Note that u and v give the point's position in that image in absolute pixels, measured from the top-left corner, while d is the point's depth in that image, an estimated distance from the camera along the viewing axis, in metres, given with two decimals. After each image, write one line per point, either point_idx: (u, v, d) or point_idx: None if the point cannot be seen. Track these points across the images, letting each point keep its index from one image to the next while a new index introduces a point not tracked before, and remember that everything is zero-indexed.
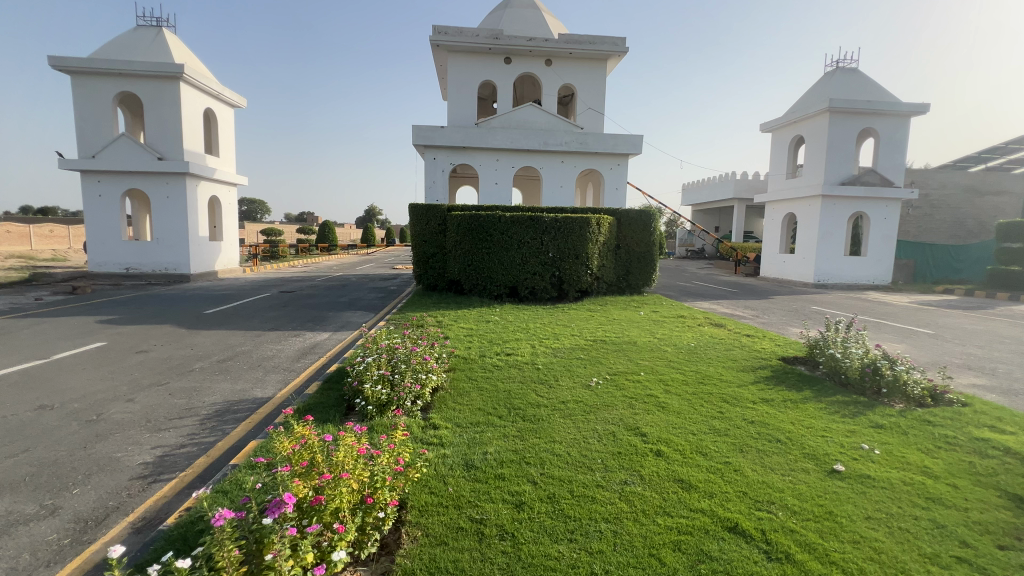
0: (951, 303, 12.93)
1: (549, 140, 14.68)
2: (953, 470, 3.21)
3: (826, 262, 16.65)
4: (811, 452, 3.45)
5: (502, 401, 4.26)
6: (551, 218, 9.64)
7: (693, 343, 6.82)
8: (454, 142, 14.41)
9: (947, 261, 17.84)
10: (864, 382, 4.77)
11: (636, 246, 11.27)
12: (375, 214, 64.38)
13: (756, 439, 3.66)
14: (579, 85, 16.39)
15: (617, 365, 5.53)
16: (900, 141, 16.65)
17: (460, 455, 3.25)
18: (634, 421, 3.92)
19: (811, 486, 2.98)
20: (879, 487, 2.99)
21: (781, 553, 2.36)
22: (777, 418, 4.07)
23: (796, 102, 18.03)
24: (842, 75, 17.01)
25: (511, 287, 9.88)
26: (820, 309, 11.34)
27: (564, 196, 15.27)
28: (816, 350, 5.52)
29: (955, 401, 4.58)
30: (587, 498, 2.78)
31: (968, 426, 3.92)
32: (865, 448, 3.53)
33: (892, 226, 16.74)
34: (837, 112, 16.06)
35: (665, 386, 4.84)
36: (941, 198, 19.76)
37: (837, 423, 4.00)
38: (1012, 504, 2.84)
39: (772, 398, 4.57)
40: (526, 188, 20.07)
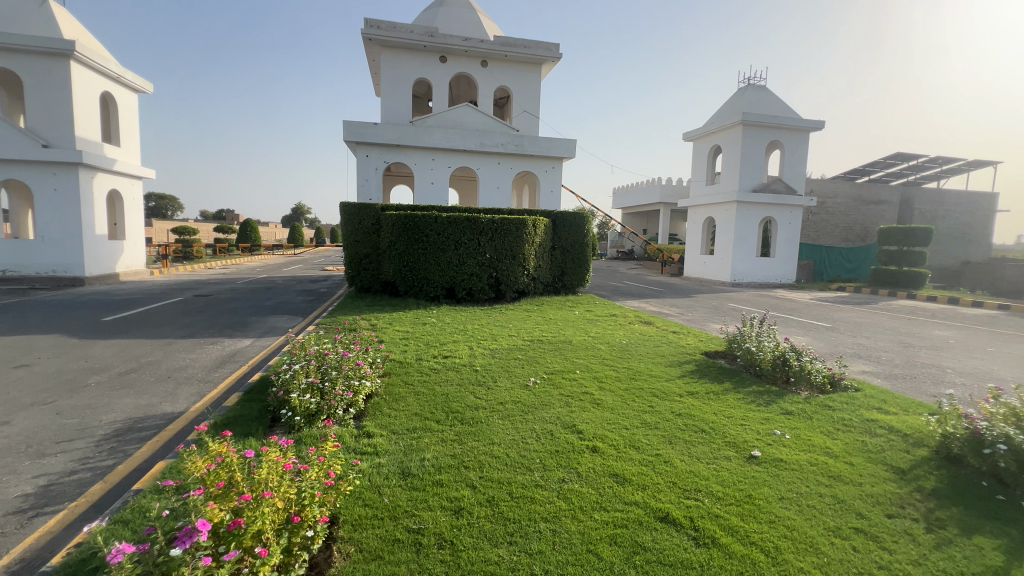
0: (844, 300, 14.50)
1: (485, 141, 14.69)
2: (850, 449, 3.58)
3: (741, 262, 18.06)
4: (732, 440, 3.71)
5: (440, 405, 4.17)
6: (488, 219, 9.63)
7: (625, 341, 7.08)
8: (388, 139, 14.00)
9: (840, 262, 20.01)
10: (775, 371, 5.22)
11: (570, 247, 11.56)
12: (303, 212, 61.16)
13: (684, 430, 3.87)
14: (514, 88, 16.55)
15: (553, 364, 5.63)
16: (802, 154, 18.45)
17: (395, 463, 3.13)
18: (571, 419, 4.00)
19: (733, 472, 3.20)
20: (790, 469, 3.26)
21: (708, 538, 2.50)
22: (700, 409, 4.34)
23: (714, 114, 19.40)
24: (753, 91, 18.54)
25: (448, 288, 9.75)
26: (737, 306, 12.29)
27: (501, 197, 15.35)
28: (734, 344, 5.95)
29: (850, 386, 5.11)
30: (527, 498, 2.79)
31: (860, 409, 4.41)
32: (777, 434, 3.84)
33: (796, 230, 18.50)
34: (750, 125, 17.49)
35: (600, 384, 4.99)
36: (834, 206, 22.16)
37: (753, 411, 4.34)
38: (896, 476, 3.21)
39: (696, 391, 4.86)
40: (462, 188, 19.95)
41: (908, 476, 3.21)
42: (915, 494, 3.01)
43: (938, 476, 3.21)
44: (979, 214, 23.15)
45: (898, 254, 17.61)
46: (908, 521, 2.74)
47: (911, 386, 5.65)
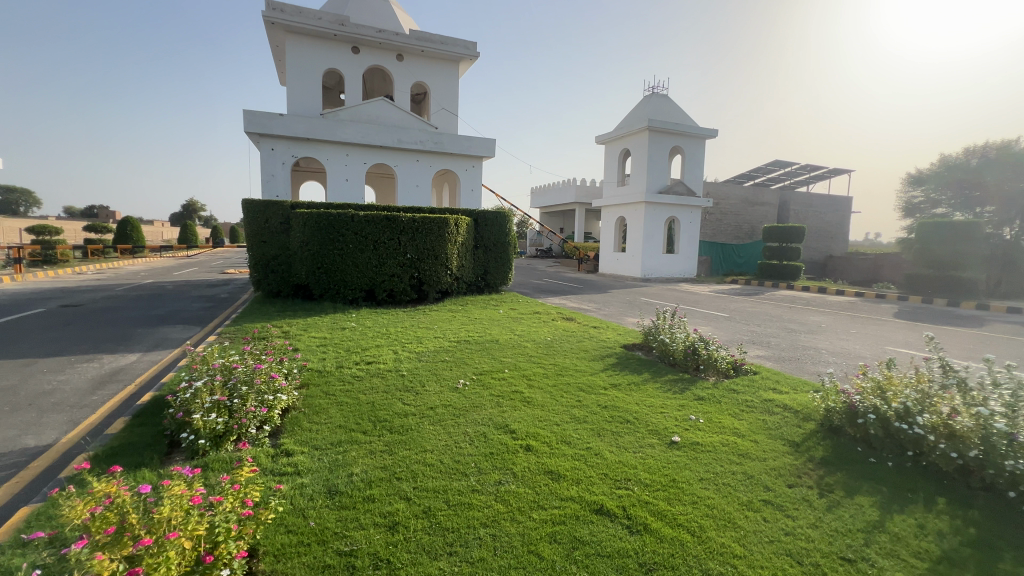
0: (738, 292, 16.09)
1: (403, 137, 14.24)
2: (754, 428, 3.94)
3: (650, 259, 19.33)
4: (654, 428, 3.92)
5: (366, 415, 3.96)
6: (409, 217, 9.36)
7: (550, 338, 7.24)
8: (296, 132, 13.06)
9: (733, 258, 22.17)
10: (686, 360, 5.63)
11: (493, 246, 11.60)
12: (196, 209, 55.23)
13: (611, 422, 4.03)
14: (432, 85, 16.24)
15: (481, 365, 5.59)
16: (700, 158, 20.15)
17: (320, 481, 2.92)
18: (503, 419, 4.00)
19: (658, 459, 3.38)
20: (706, 451, 3.52)
21: (640, 525, 2.61)
22: (623, 401, 4.54)
23: (624, 119, 20.54)
24: (658, 99, 19.90)
25: (368, 289, 9.32)
26: (648, 300, 13.13)
27: (421, 195, 15.00)
28: (650, 336, 6.32)
29: (750, 370, 5.65)
30: (464, 505, 2.73)
31: (759, 390, 4.90)
32: (692, 419, 4.14)
33: (696, 229, 20.20)
34: (655, 130, 18.75)
35: (529, 381, 5.06)
36: (727, 207, 24.50)
37: (670, 399, 4.63)
38: (792, 448, 3.59)
39: (618, 383, 5.10)
40: (379, 185, 19.21)
41: (801, 448, 3.60)
42: (809, 463, 3.37)
43: (825, 445, 3.63)
44: (840, 215, 26.91)
45: (779, 250, 19.86)
46: (805, 489, 3.05)
47: (796, 366, 6.41)
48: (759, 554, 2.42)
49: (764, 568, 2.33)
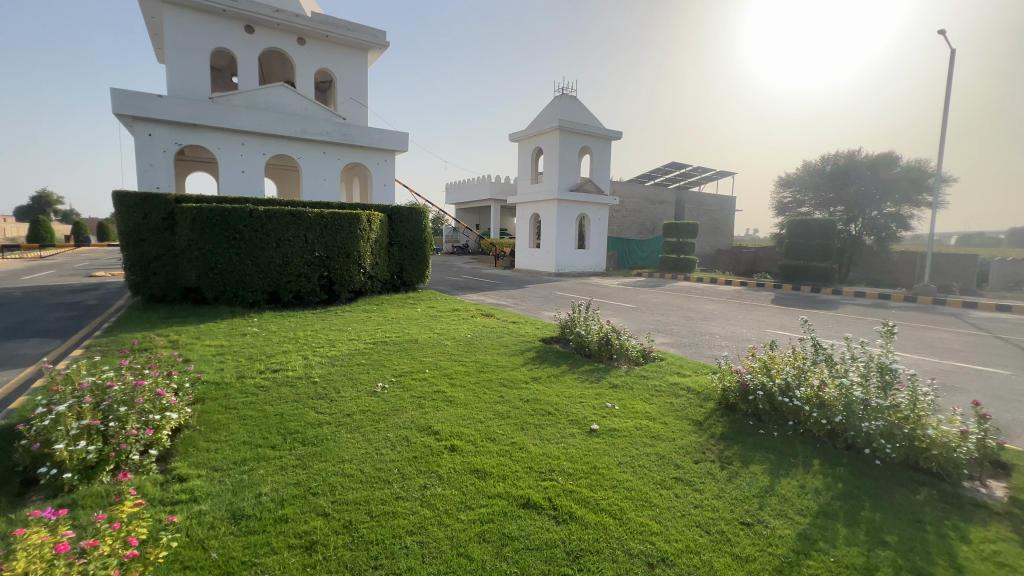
0: (643, 284, 17.24)
1: (307, 127, 13.30)
2: (663, 410, 4.25)
3: (563, 254, 20.05)
4: (574, 417, 4.07)
5: (274, 428, 3.64)
6: (317, 213, 8.77)
7: (469, 335, 7.20)
8: (179, 116, 11.62)
9: (638, 252, 23.73)
10: (600, 350, 5.91)
11: (408, 243, 11.28)
12: (50, 201, 47.17)
13: (533, 415, 4.11)
14: (337, 72, 15.33)
15: (400, 366, 5.40)
16: (607, 159, 21.26)
17: (222, 507, 2.63)
18: (426, 420, 3.90)
19: (579, 447, 3.51)
20: (622, 436, 3.72)
21: (566, 514, 2.69)
22: (545, 393, 4.66)
23: (536, 118, 21.01)
24: (568, 99, 20.61)
25: (271, 291, 8.59)
26: (563, 293, 13.60)
27: (328, 189, 14.14)
28: (567, 329, 6.55)
29: (657, 357, 6.06)
30: (388, 514, 2.62)
31: (666, 375, 5.29)
32: (609, 406, 4.35)
33: (604, 226, 21.33)
34: (566, 131, 19.43)
35: (451, 380, 4.99)
36: (632, 204, 26.13)
37: (588, 388, 4.83)
38: (697, 427, 3.90)
39: (539, 376, 5.23)
40: (281, 178, 17.78)
41: (704, 426, 3.92)
42: (711, 439, 3.69)
43: (723, 421, 3.99)
44: (726, 213, 29.91)
45: (678, 245, 21.61)
46: (709, 463, 3.33)
47: (695, 351, 7.03)
48: (672, 528, 2.59)
49: (677, 539, 2.50)
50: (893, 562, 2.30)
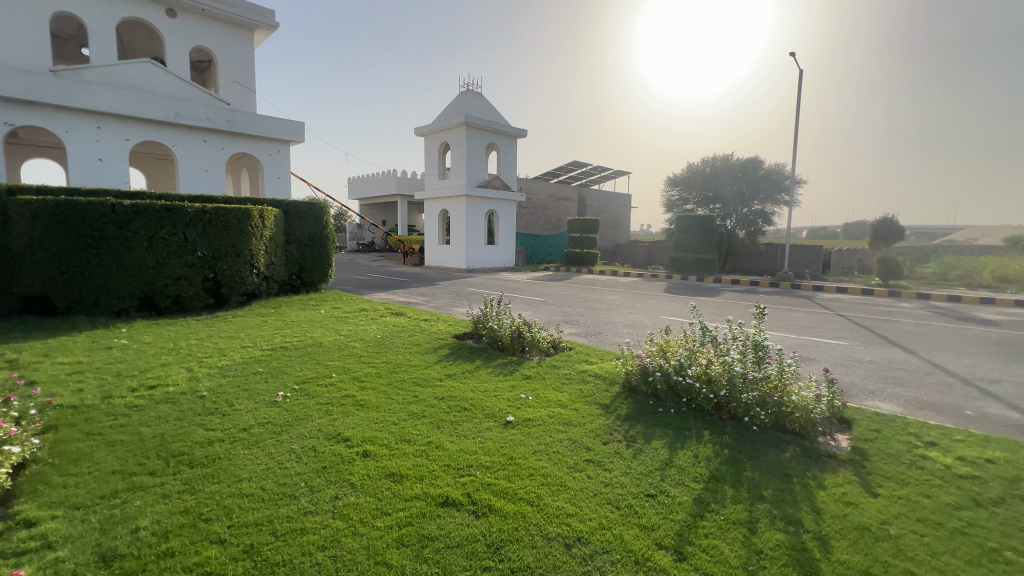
0: (551, 278, 17.88)
1: (182, 111, 11.81)
2: (573, 397, 4.45)
3: (473, 250, 20.07)
4: (489, 411, 4.10)
5: (154, 451, 3.21)
6: (198, 208, 7.84)
7: (379, 335, 6.93)
8: (10, 91, 9.66)
9: (545, 247, 24.53)
10: (513, 344, 6.02)
11: (307, 240, 10.54)
12: None
13: (448, 412, 4.07)
14: (217, 51, 13.76)
15: (303, 372, 5.03)
16: (513, 156, 21.65)
17: (88, 550, 2.26)
18: (335, 427, 3.69)
19: (496, 440, 3.55)
20: (537, 425, 3.82)
21: (485, 508, 2.71)
22: (460, 389, 4.64)
23: (442, 113, 20.73)
24: (473, 95, 20.61)
25: (144, 297, 7.52)
26: (474, 289, 13.62)
27: (211, 181, 12.70)
28: (479, 324, 6.57)
29: (566, 346, 6.32)
30: (295, 532, 2.44)
31: (575, 363, 5.53)
32: (523, 397, 4.45)
33: (512, 222, 21.74)
34: (472, 126, 19.41)
35: (361, 383, 4.76)
36: (539, 201, 26.91)
37: (503, 382, 4.90)
38: (604, 410, 4.14)
39: (453, 372, 5.19)
40: (150, 169, 15.58)
41: (611, 409, 4.17)
42: (617, 420, 3.93)
43: (627, 403, 4.28)
44: (623, 210, 32.07)
45: (582, 240, 22.69)
46: (616, 443, 3.54)
47: (600, 339, 7.45)
48: (586, 509, 2.72)
49: (590, 518, 2.63)
50: (770, 513, 2.63)
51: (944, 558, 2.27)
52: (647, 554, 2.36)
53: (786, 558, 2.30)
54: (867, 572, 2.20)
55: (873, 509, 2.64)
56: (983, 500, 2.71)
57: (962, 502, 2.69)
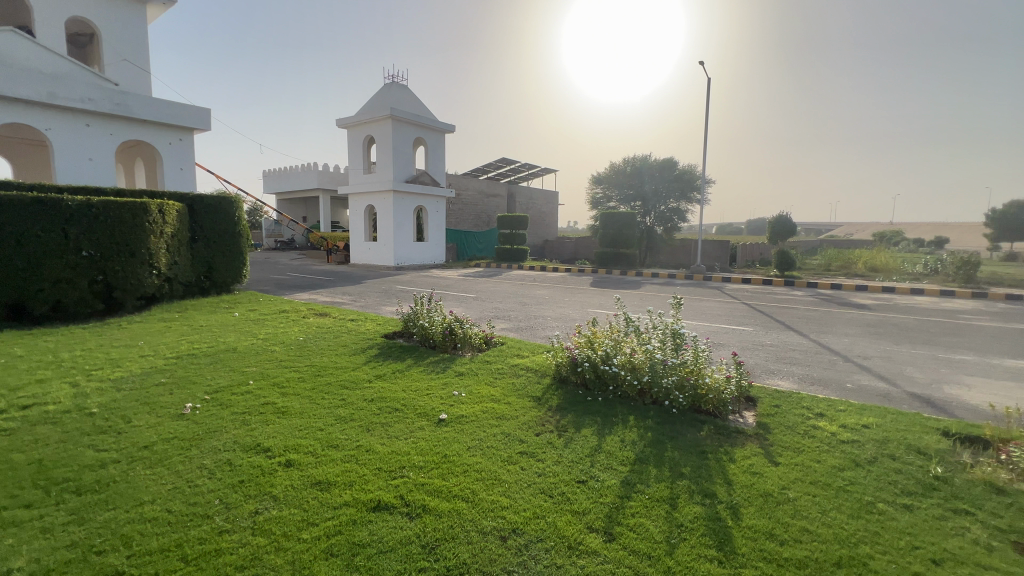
0: (482, 274, 17.90)
1: (58, 90, 10.32)
2: (506, 391, 4.49)
3: (402, 247, 19.55)
4: (421, 411, 4.02)
5: (32, 479, 2.80)
6: (81, 202, 6.91)
7: (302, 337, 6.54)
8: None
9: (475, 243, 24.47)
10: (444, 341, 5.95)
11: (217, 237, 9.68)
12: None
13: (379, 414, 3.94)
14: (100, 24, 12.16)
15: (216, 380, 4.62)
16: (441, 151, 21.34)
17: None
18: (253, 438, 3.43)
19: (429, 439, 3.49)
20: (470, 421, 3.81)
21: (419, 508, 2.66)
22: (390, 390, 4.51)
23: (365, 105, 19.94)
24: (398, 88, 20.04)
25: (14, 303, 6.52)
26: (403, 287, 13.27)
27: (97, 172, 11.24)
28: (410, 323, 6.42)
29: (498, 342, 6.36)
30: (209, 554, 2.25)
31: (507, 358, 5.59)
32: (456, 394, 4.42)
33: (442, 218, 21.46)
34: (398, 120, 18.86)
35: (282, 389, 4.47)
36: (468, 197, 26.77)
37: (435, 380, 4.83)
38: (536, 402, 4.22)
39: (383, 373, 5.02)
40: (13, 154, 13.40)
41: (543, 400, 4.26)
42: (549, 412, 4.02)
43: (558, 394, 4.39)
44: (551, 207, 32.85)
45: (512, 236, 22.92)
46: (548, 434, 3.63)
47: (531, 333, 7.58)
48: (520, 500, 2.76)
49: (525, 509, 2.68)
50: (689, 488, 2.84)
51: (831, 513, 2.58)
52: (579, 537, 2.45)
53: (703, 528, 2.49)
54: (770, 533, 2.43)
55: (774, 476, 2.94)
56: (861, 460, 3.11)
57: (845, 464, 3.07)
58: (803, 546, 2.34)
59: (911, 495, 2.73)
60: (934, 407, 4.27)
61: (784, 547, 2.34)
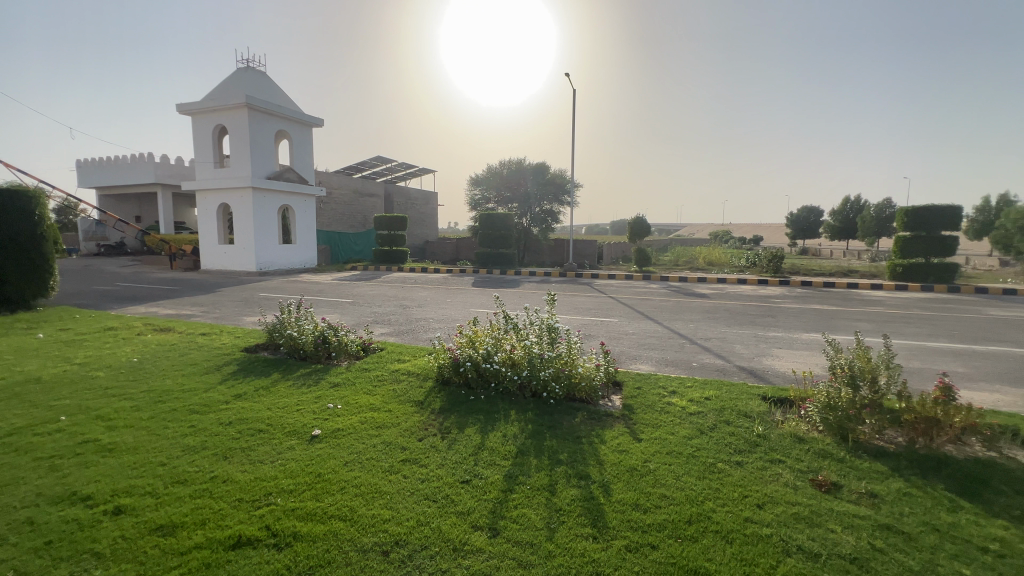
0: (359, 278, 16.98)
1: None
2: (386, 398, 4.29)
3: (264, 249, 17.61)
4: (291, 429, 3.66)
5: None
6: None
7: (135, 358, 5.50)
8: None
9: (350, 245, 23.07)
10: (317, 351, 5.48)
11: (7, 241, 7.73)
12: None
13: (240, 438, 3.50)
14: None
15: (10, 422, 3.68)
16: (307, 146, 19.72)
17: None
18: (66, 486, 2.81)
19: (300, 460, 3.19)
20: (347, 434, 3.58)
21: (288, 537, 2.43)
22: (253, 410, 4.02)
23: (213, 90, 17.63)
24: (253, 75, 18.10)
25: None
26: (267, 294, 11.99)
27: None
28: (275, 333, 5.81)
29: (378, 347, 6.07)
30: None
31: (387, 363, 5.35)
32: (331, 407, 4.11)
33: (311, 218, 19.85)
34: (255, 109, 16.97)
35: (108, 422, 3.72)
36: (341, 197, 25.13)
37: (306, 394, 4.42)
38: (419, 407, 4.11)
39: (243, 392, 4.46)
40: None
41: (425, 404, 4.16)
42: (431, 415, 3.94)
43: (441, 397, 4.32)
44: (430, 207, 32.43)
45: (390, 237, 22.10)
46: (432, 437, 3.56)
47: (412, 337, 7.38)
48: (403, 510, 2.67)
49: (408, 518, 2.59)
50: (566, 473, 3.01)
51: (684, 478, 2.94)
52: (464, 538, 2.45)
53: (579, 509, 2.66)
54: (635, 503, 2.70)
55: (638, 451, 3.27)
56: (705, 428, 3.60)
57: (693, 433, 3.53)
58: (662, 511, 2.63)
59: (742, 453, 3.24)
60: (757, 376, 5.13)
61: (647, 515, 2.60)
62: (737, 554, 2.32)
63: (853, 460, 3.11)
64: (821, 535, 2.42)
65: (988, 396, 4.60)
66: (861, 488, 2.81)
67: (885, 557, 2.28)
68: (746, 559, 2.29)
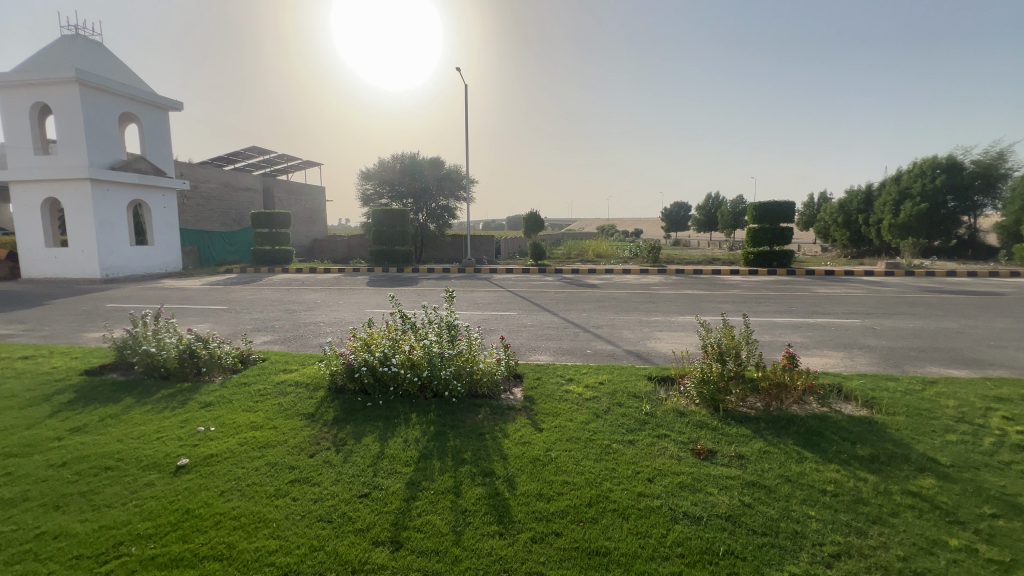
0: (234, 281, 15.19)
1: None
2: (270, 414, 3.86)
3: (109, 253, 14.87)
4: (150, 462, 3.13)
5: None
6: None
7: None
8: None
9: (221, 244, 20.51)
10: (183, 367, 4.75)
11: None
12: None
13: (79, 481, 2.90)
14: None
15: None
16: (163, 132, 17.12)
17: None
18: None
19: (161, 497, 2.74)
20: (221, 459, 3.15)
21: None
22: (100, 444, 3.38)
23: (29, 61, 14.53)
24: (86, 45, 15.31)
25: None
26: (116, 305, 10.19)
27: None
28: (127, 350, 4.94)
29: (260, 358, 5.44)
30: None
31: (271, 374, 4.84)
32: (203, 430, 3.60)
33: (172, 215, 17.30)
34: (89, 85, 14.24)
35: None
36: (208, 190, 22.23)
37: (168, 419, 3.80)
38: (309, 420, 3.75)
39: (83, 424, 3.70)
40: None
41: (317, 416, 3.82)
42: (323, 428, 3.62)
43: (334, 406, 3.98)
44: (317, 202, 30.16)
45: (270, 235, 20.04)
46: (324, 452, 3.28)
47: (300, 343, 6.81)
48: (292, 537, 2.42)
49: (299, 545, 2.36)
50: (471, 472, 2.97)
51: (583, 462, 3.07)
52: (364, 557, 2.29)
53: (485, 507, 2.64)
54: (539, 493, 2.75)
55: (540, 441, 3.34)
56: (601, 411, 3.81)
57: (590, 417, 3.71)
58: (564, 497, 2.72)
59: (633, 431, 3.47)
60: (643, 359, 5.57)
61: (551, 503, 2.67)
62: (634, 528, 2.47)
63: (724, 427, 3.50)
64: (702, 499, 2.68)
65: (820, 360, 5.50)
66: (732, 451, 3.18)
67: (752, 510, 2.60)
68: (640, 532, 2.45)
